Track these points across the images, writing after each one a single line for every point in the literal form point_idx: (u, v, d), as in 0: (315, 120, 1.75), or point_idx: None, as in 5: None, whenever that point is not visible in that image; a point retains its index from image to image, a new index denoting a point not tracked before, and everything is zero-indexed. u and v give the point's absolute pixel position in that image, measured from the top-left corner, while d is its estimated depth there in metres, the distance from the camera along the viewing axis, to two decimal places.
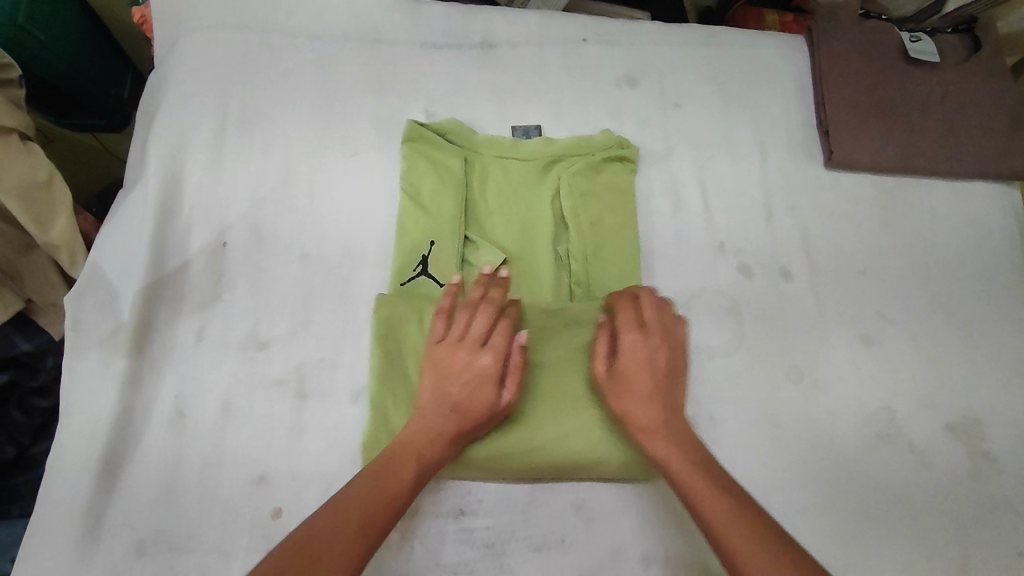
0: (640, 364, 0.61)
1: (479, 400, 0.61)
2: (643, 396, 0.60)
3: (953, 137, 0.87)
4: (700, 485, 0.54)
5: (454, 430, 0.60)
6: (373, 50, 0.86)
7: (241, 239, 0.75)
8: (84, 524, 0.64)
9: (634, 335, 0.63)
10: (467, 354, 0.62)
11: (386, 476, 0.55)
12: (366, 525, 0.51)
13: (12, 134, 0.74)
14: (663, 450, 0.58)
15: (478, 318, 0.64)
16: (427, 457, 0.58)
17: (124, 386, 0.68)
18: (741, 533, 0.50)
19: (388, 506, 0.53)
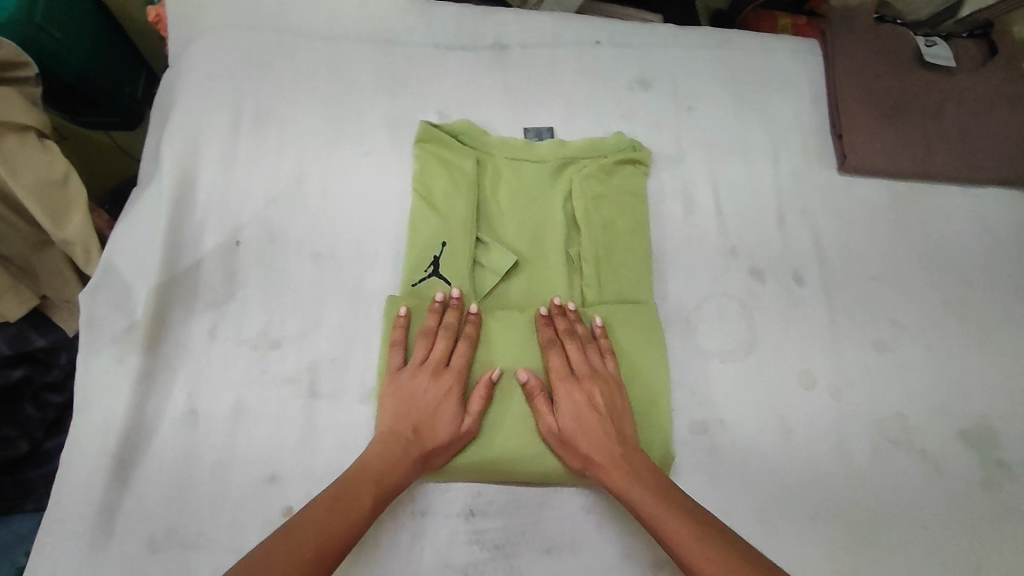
0: (580, 410, 0.64)
1: (440, 426, 0.64)
2: (586, 441, 0.63)
3: (968, 143, 0.87)
4: (663, 518, 0.57)
5: (415, 455, 0.62)
6: (386, 51, 0.86)
7: (254, 238, 0.76)
8: (98, 519, 0.64)
9: (569, 381, 0.66)
10: (424, 381, 0.66)
11: (346, 504, 0.57)
12: (324, 551, 0.54)
13: (30, 132, 0.74)
14: (624, 483, 0.61)
15: (436, 345, 0.68)
16: (388, 483, 0.60)
17: (138, 382, 0.69)
18: (701, 566, 0.54)
19: (345, 533, 0.56)
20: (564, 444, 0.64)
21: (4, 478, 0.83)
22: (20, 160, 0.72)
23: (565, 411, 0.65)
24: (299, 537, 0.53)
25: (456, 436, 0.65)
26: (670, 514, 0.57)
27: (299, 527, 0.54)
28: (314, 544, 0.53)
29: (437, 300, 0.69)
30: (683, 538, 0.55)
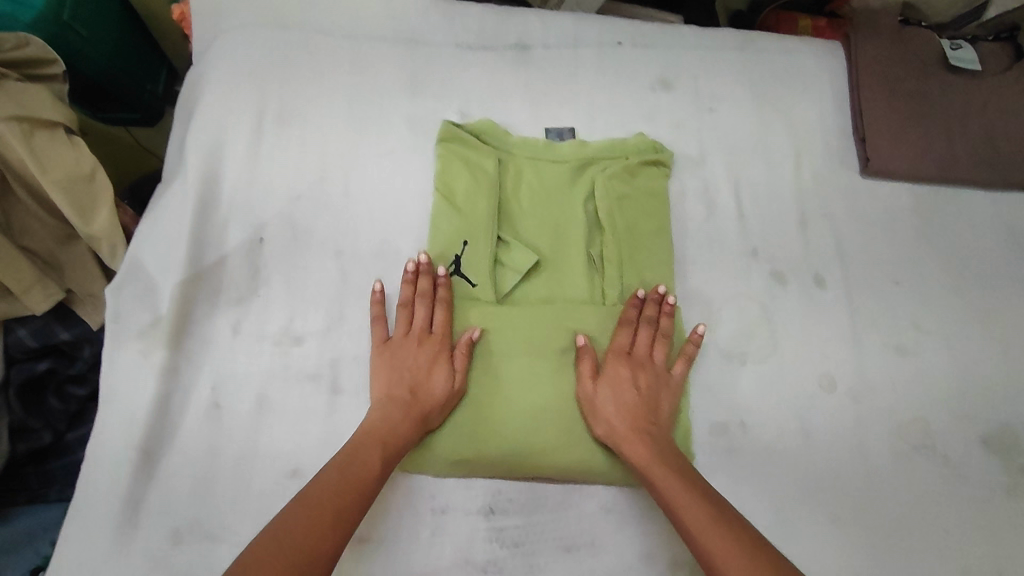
0: (621, 386, 0.67)
1: (434, 388, 0.66)
2: (620, 413, 0.66)
3: (993, 147, 0.86)
4: (673, 489, 0.60)
5: (412, 416, 0.64)
6: (409, 50, 0.87)
7: (278, 235, 0.76)
8: (123, 511, 0.65)
9: (623, 359, 0.69)
10: (413, 349, 0.68)
11: (354, 466, 0.59)
12: (342, 509, 0.55)
13: (59, 128, 0.75)
14: (644, 455, 0.63)
15: (416, 314, 0.70)
16: (391, 444, 0.62)
17: (163, 377, 0.69)
18: (706, 538, 0.55)
19: (358, 491, 0.58)
20: (596, 409, 0.67)
21: (28, 467, 0.85)
22: (49, 156, 0.73)
23: (606, 383, 0.68)
24: (318, 497, 0.55)
25: (448, 394, 0.67)
26: (680, 486, 0.60)
27: (315, 489, 0.56)
28: (331, 505, 0.55)
29: (408, 270, 0.72)
30: (687, 508, 0.58)
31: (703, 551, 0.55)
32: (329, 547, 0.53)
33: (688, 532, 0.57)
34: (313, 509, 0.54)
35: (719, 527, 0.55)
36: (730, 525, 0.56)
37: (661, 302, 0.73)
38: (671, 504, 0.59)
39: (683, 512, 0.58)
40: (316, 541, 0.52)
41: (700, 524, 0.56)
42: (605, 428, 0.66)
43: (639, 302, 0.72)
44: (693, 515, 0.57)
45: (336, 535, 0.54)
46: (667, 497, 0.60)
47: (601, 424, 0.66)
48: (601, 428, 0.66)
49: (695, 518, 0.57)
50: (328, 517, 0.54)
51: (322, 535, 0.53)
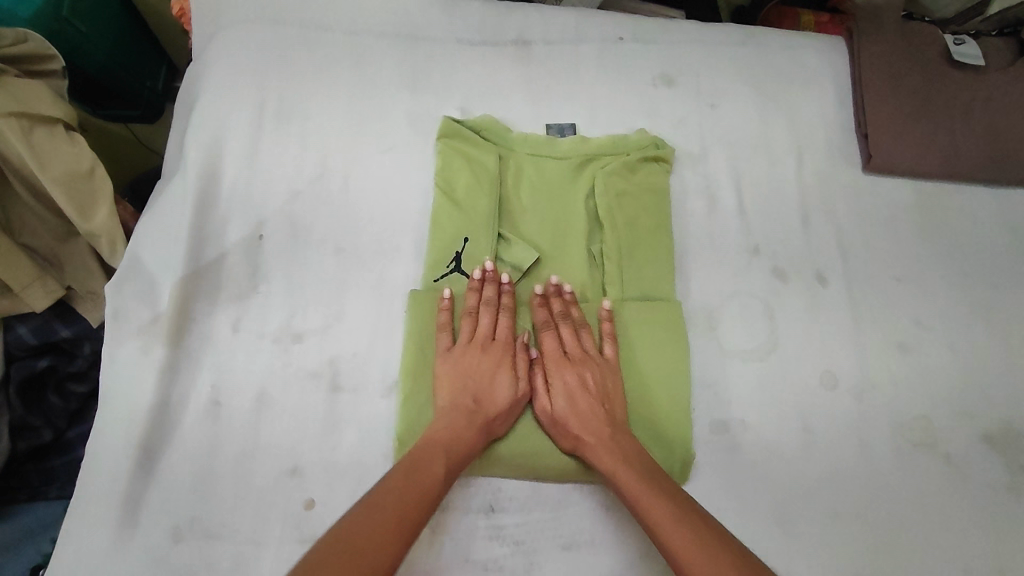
0: (572, 393, 0.67)
1: (498, 395, 0.66)
2: (577, 422, 0.66)
3: (996, 143, 0.85)
4: (638, 495, 0.60)
5: (477, 425, 0.64)
6: (409, 46, 0.86)
7: (277, 232, 0.76)
8: (123, 508, 0.65)
9: (564, 364, 0.69)
10: (479, 355, 0.68)
11: (418, 472, 0.59)
12: (405, 517, 0.55)
13: (59, 124, 0.75)
14: (610, 464, 0.63)
15: (481, 320, 0.70)
16: (456, 452, 0.62)
17: (163, 374, 0.69)
18: (680, 545, 0.55)
19: (425, 501, 0.58)
20: (556, 426, 0.67)
21: (29, 464, 0.85)
22: (49, 153, 0.73)
23: (559, 393, 0.67)
24: (382, 507, 0.55)
25: (512, 404, 0.67)
26: (644, 491, 0.60)
27: (385, 498, 0.56)
28: (396, 511, 0.55)
29: (475, 277, 0.71)
30: (655, 515, 0.58)
31: (678, 559, 0.55)
32: (391, 556, 0.53)
33: (664, 542, 0.56)
34: (379, 518, 0.54)
35: (687, 532, 0.56)
36: (693, 528, 0.56)
37: (562, 293, 0.73)
38: (638, 511, 0.59)
39: (649, 520, 0.58)
40: (384, 550, 0.52)
41: (668, 532, 0.56)
42: (569, 442, 0.66)
43: (541, 301, 0.72)
44: (662, 521, 0.57)
45: (401, 541, 0.54)
46: (635, 504, 0.60)
47: (564, 439, 0.66)
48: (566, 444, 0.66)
49: (661, 523, 0.57)
50: (395, 525, 0.54)
51: (389, 542, 0.53)
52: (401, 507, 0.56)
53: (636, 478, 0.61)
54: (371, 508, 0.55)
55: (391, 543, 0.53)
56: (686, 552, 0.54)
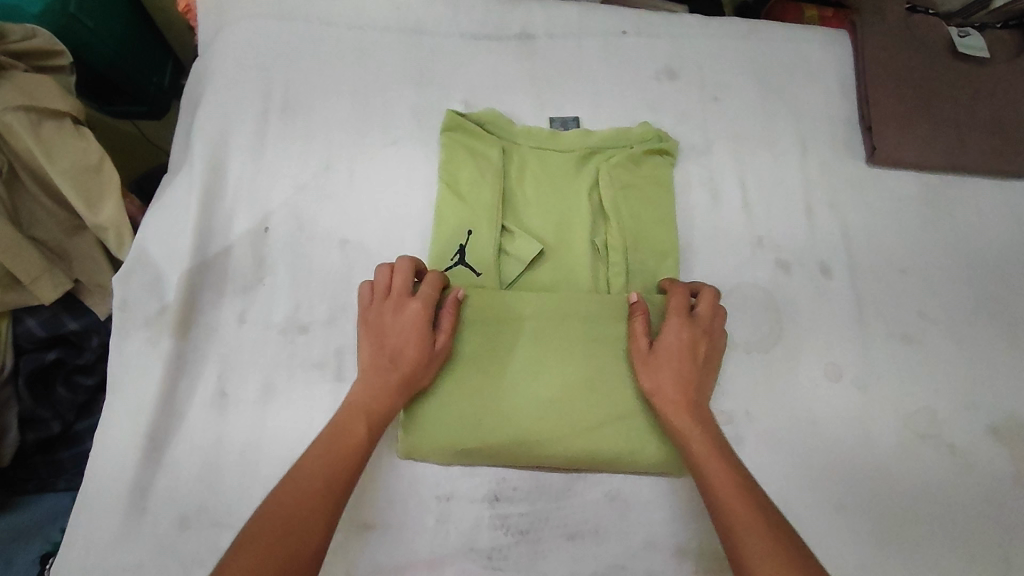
0: (682, 351, 0.66)
1: (412, 349, 0.64)
2: (675, 376, 0.65)
3: (1001, 135, 0.85)
4: (708, 461, 0.60)
5: (399, 385, 0.63)
6: (413, 40, 0.87)
7: (283, 224, 0.77)
8: (131, 497, 0.66)
9: (684, 323, 0.67)
10: (400, 309, 0.66)
11: (340, 438, 0.59)
12: (328, 489, 0.56)
13: (66, 118, 0.76)
14: (688, 423, 0.63)
15: (395, 278, 0.68)
16: (373, 416, 0.62)
17: (170, 365, 0.70)
18: (735, 514, 0.55)
19: (347, 468, 0.58)
20: (644, 366, 0.66)
21: (37, 457, 0.85)
22: (57, 146, 0.74)
23: (666, 344, 0.66)
24: (308, 488, 0.55)
25: (434, 361, 0.66)
26: (714, 462, 0.59)
27: (305, 477, 0.56)
28: (317, 490, 0.55)
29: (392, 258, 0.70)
30: (717, 485, 0.58)
31: (725, 523, 0.55)
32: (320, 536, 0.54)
33: (718, 505, 0.57)
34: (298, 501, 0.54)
35: (744, 511, 0.55)
36: (747, 510, 0.55)
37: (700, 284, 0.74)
38: (702, 478, 0.59)
39: (711, 488, 0.58)
40: (313, 532, 0.53)
41: (727, 504, 0.56)
42: (651, 383, 0.65)
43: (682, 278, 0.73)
44: (721, 494, 0.57)
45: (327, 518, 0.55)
46: (700, 469, 0.59)
47: (645, 382, 0.66)
48: (646, 383, 0.65)
49: (720, 496, 0.57)
50: (322, 503, 0.55)
51: (317, 523, 0.54)
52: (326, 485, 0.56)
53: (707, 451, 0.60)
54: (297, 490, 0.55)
55: (319, 525, 0.54)
56: (746, 522, 0.54)
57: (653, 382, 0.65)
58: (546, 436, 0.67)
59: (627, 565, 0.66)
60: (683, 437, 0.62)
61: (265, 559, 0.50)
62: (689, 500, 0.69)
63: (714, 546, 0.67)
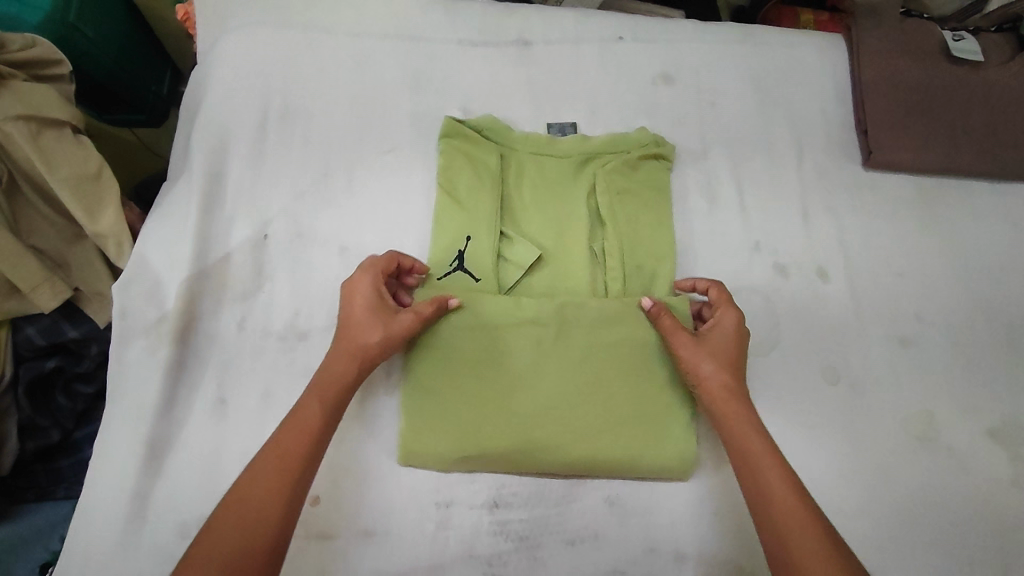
0: (729, 345, 0.67)
1: (361, 328, 0.64)
2: (725, 367, 0.65)
3: (996, 138, 0.86)
4: (757, 451, 0.60)
5: (355, 358, 0.63)
6: (411, 47, 0.87)
7: (282, 232, 0.77)
8: (131, 505, 0.66)
9: (733, 319, 0.68)
10: (352, 286, 0.67)
11: (294, 417, 0.59)
12: (283, 468, 0.55)
13: (66, 127, 0.76)
14: (738, 411, 0.62)
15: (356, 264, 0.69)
16: (329, 392, 0.61)
17: (170, 373, 0.70)
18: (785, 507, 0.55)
19: (302, 446, 0.57)
20: (700, 352, 0.65)
21: (37, 465, 0.85)
22: (57, 155, 0.74)
23: (716, 338, 0.67)
24: (261, 470, 0.55)
25: (395, 331, 0.65)
26: (769, 454, 0.59)
27: (262, 459, 0.56)
28: (274, 470, 0.55)
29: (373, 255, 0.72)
30: (769, 477, 0.58)
31: (773, 515, 0.55)
32: (275, 513, 0.53)
33: (766, 495, 0.57)
34: (252, 479, 0.54)
35: (799, 506, 0.55)
36: (801, 504, 0.55)
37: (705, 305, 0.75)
38: (753, 467, 0.59)
39: (762, 479, 0.58)
40: (267, 510, 0.53)
41: (779, 497, 0.56)
42: (710, 368, 0.64)
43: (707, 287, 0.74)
44: (772, 487, 0.57)
45: (281, 494, 0.54)
46: (752, 458, 0.59)
47: (701, 366, 0.65)
48: (705, 368, 0.64)
49: (773, 490, 0.57)
50: (276, 481, 0.54)
51: (273, 501, 0.54)
52: (282, 463, 0.56)
53: (763, 441, 0.60)
54: (251, 473, 0.55)
55: (272, 502, 0.53)
56: (796, 517, 0.55)
57: (714, 367, 0.64)
58: (554, 440, 0.67)
59: (627, 570, 0.66)
60: (736, 424, 0.62)
61: (226, 543, 0.51)
62: (688, 504, 0.69)
63: (714, 551, 0.68)
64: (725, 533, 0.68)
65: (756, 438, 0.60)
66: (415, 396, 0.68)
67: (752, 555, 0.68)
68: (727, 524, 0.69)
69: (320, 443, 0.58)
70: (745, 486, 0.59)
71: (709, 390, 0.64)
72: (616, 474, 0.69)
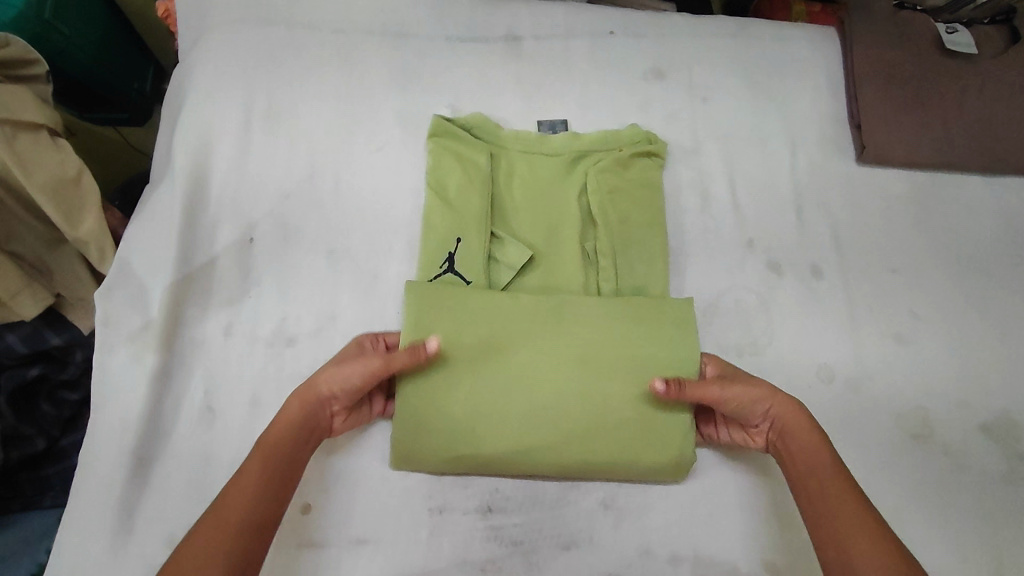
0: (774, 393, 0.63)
1: (319, 377, 0.61)
2: (782, 407, 0.62)
3: (990, 131, 0.85)
4: (830, 479, 0.57)
5: (301, 400, 0.60)
6: (398, 44, 0.85)
7: (268, 234, 0.75)
8: (118, 516, 0.64)
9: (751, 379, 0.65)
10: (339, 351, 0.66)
11: (239, 473, 0.55)
12: (226, 526, 0.52)
13: (42, 130, 0.74)
14: (814, 444, 0.60)
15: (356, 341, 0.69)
16: (271, 444, 0.57)
17: (154, 381, 0.69)
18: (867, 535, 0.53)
19: (244, 505, 0.53)
20: (753, 381, 0.63)
21: (22, 474, 0.83)
22: (35, 159, 0.72)
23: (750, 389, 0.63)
24: (201, 531, 0.51)
25: (345, 373, 0.61)
26: (840, 471, 0.58)
27: (205, 522, 0.52)
28: (217, 530, 0.51)
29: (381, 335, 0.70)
30: (839, 492, 0.56)
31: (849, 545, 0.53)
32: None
33: (845, 527, 0.54)
34: (194, 544, 0.50)
35: (870, 523, 0.54)
36: (880, 527, 0.53)
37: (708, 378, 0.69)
38: (825, 488, 0.57)
39: (832, 494, 0.56)
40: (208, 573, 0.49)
41: (854, 515, 0.54)
42: (770, 391, 0.63)
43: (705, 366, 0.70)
44: (845, 510, 0.55)
45: (228, 553, 0.50)
46: (823, 474, 0.58)
47: (757, 393, 0.62)
48: (765, 389, 0.62)
49: (849, 518, 0.54)
50: (219, 541, 0.51)
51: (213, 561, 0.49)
52: (222, 527, 0.52)
53: (831, 455, 0.59)
54: (192, 534, 0.51)
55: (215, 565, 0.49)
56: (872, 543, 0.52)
57: (775, 390, 0.63)
58: (553, 442, 0.66)
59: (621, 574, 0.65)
60: (804, 443, 0.60)
61: None
62: (683, 506, 0.69)
63: (709, 553, 0.67)
64: (721, 534, 0.68)
65: (828, 456, 0.59)
66: (408, 398, 0.66)
67: (747, 556, 0.67)
68: (721, 524, 0.68)
69: (267, 505, 0.55)
70: (812, 507, 0.57)
71: (778, 411, 0.63)
72: (610, 475, 0.68)
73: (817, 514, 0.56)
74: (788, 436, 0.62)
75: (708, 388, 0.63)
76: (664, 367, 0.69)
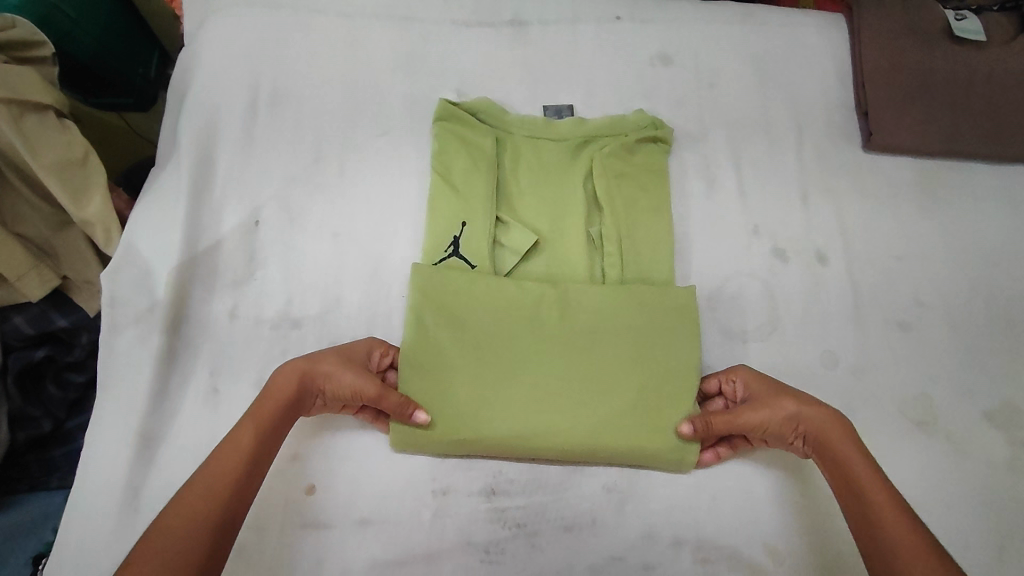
0: (800, 407, 0.64)
1: (321, 365, 0.63)
2: (813, 415, 0.63)
3: (999, 119, 0.84)
4: (863, 478, 0.59)
5: (299, 377, 0.62)
6: (405, 29, 0.85)
7: (274, 218, 0.76)
8: (122, 497, 0.64)
9: (777, 391, 0.66)
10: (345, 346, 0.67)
11: (228, 442, 0.57)
12: (217, 489, 0.53)
13: (49, 111, 0.74)
14: (844, 448, 0.61)
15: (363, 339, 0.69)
16: (265, 414, 0.59)
17: (160, 361, 0.69)
18: (901, 533, 0.54)
19: (233, 474, 0.55)
20: (776, 398, 0.65)
21: (29, 455, 0.84)
22: (41, 141, 0.72)
23: (767, 408, 0.64)
24: (192, 494, 0.53)
25: (344, 378, 0.63)
26: (876, 477, 0.58)
27: (196, 484, 0.53)
28: (206, 494, 0.53)
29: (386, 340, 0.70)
30: (874, 496, 0.57)
31: (885, 546, 0.54)
32: (204, 538, 0.51)
33: (883, 528, 0.55)
34: (185, 501, 0.52)
35: (904, 521, 0.55)
36: (914, 525, 0.54)
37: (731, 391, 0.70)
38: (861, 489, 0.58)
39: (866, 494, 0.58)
40: (196, 533, 0.50)
41: (888, 519, 0.55)
42: (793, 408, 0.64)
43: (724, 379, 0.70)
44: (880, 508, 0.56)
45: (216, 516, 0.52)
46: (855, 479, 0.59)
47: (778, 413, 0.64)
48: (788, 408, 0.64)
49: (884, 518, 0.55)
50: (208, 504, 0.52)
51: (201, 522, 0.51)
52: (213, 487, 0.53)
53: (864, 459, 0.60)
54: (182, 494, 0.53)
55: (202, 527, 0.51)
56: (906, 541, 0.53)
57: (798, 406, 0.64)
58: (557, 428, 0.66)
59: (625, 556, 0.65)
60: (834, 445, 0.61)
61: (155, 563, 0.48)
62: (686, 490, 0.69)
63: (713, 537, 0.67)
64: (725, 520, 0.68)
65: (858, 458, 0.60)
66: (417, 382, 0.67)
67: (751, 542, 0.67)
68: (725, 510, 0.68)
69: (252, 478, 0.56)
70: (853, 515, 0.58)
71: (806, 422, 0.63)
72: (613, 460, 0.68)
73: (858, 520, 0.58)
74: (819, 442, 0.63)
75: (734, 413, 0.65)
76: (662, 353, 0.69)
